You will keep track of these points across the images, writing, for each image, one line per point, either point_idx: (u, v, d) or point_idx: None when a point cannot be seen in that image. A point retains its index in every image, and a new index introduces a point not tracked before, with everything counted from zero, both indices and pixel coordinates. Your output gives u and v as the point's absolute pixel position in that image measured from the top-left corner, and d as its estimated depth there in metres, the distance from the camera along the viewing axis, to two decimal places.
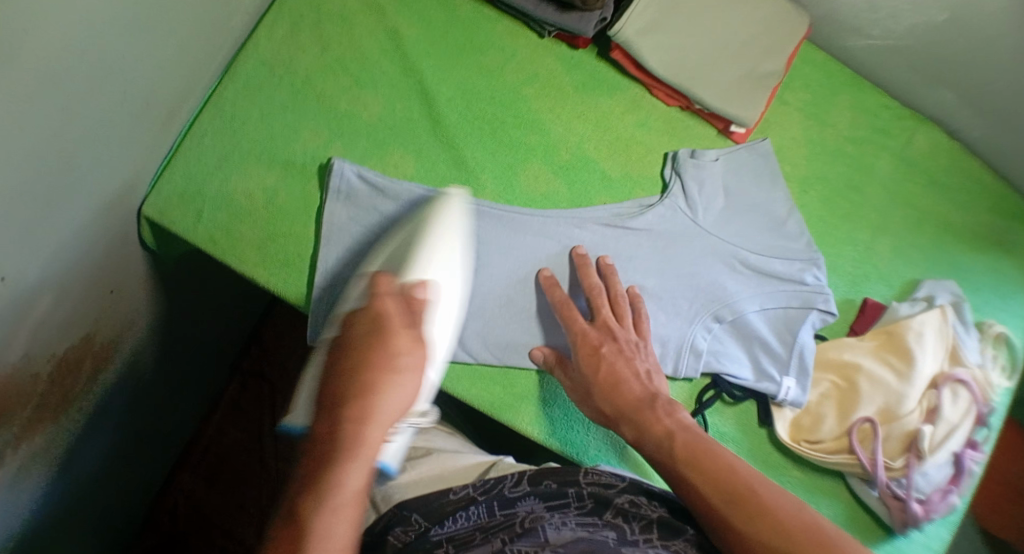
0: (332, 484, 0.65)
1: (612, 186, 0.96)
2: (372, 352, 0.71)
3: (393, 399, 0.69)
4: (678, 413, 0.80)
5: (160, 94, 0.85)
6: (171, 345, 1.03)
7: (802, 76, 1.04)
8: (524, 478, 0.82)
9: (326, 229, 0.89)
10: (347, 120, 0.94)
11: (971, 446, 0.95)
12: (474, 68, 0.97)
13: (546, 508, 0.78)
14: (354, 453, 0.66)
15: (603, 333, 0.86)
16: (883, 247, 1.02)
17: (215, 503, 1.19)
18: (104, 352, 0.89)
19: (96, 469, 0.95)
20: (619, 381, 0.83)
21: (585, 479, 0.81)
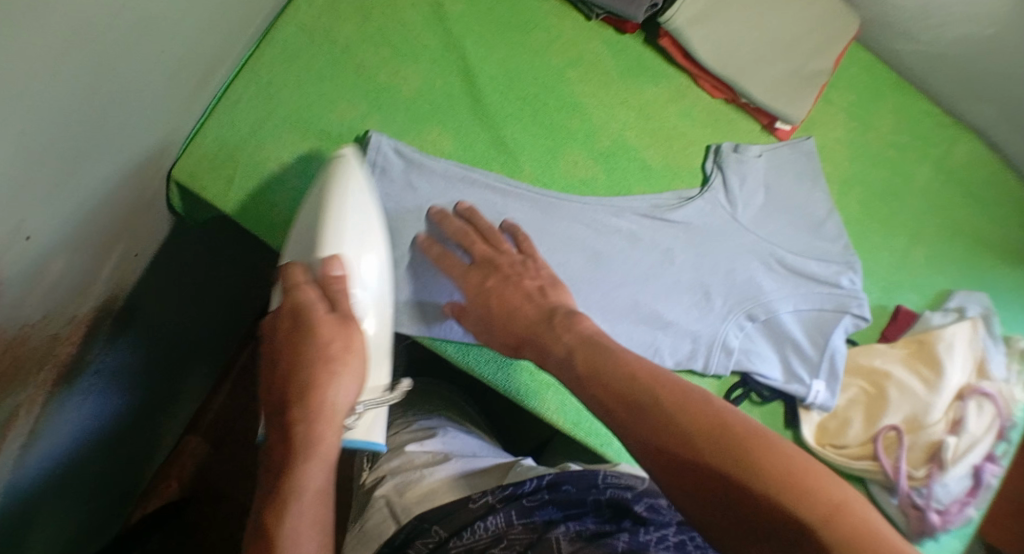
0: (293, 490, 0.68)
1: (651, 176, 0.94)
2: (303, 350, 0.70)
3: (337, 394, 0.70)
4: (578, 325, 0.77)
5: (199, 55, 0.84)
6: (189, 311, 1.03)
7: (849, 76, 1.02)
8: (544, 484, 0.82)
9: None
10: (385, 93, 0.93)
11: (991, 460, 0.95)
12: (517, 47, 0.95)
13: (564, 516, 0.79)
14: (309, 460, 0.68)
15: (490, 261, 0.84)
16: (918, 256, 1.01)
17: (226, 470, 1.20)
18: (124, 316, 0.88)
19: (108, 433, 0.94)
20: (507, 304, 0.81)
21: (605, 483, 0.83)
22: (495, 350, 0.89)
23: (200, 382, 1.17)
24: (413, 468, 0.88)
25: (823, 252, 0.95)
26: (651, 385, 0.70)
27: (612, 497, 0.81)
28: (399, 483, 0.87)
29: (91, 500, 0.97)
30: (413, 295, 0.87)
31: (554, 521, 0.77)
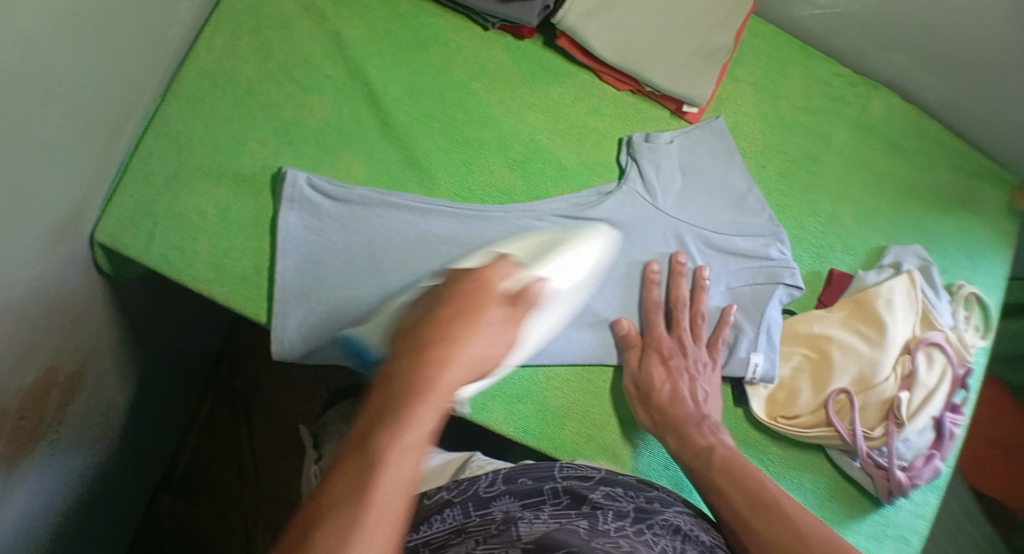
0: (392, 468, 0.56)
1: (567, 176, 0.95)
2: (472, 306, 0.66)
3: (484, 348, 0.64)
4: (722, 435, 0.86)
5: (101, 117, 0.84)
6: (140, 370, 1.03)
7: (753, 50, 1.03)
8: (499, 478, 0.84)
9: (280, 241, 0.89)
10: (293, 127, 0.93)
11: (952, 410, 0.95)
12: (420, 66, 0.96)
13: (521, 506, 0.78)
14: (407, 431, 0.58)
15: (658, 356, 0.90)
16: (847, 216, 1.01)
17: (201, 518, 1.19)
18: (70, 384, 0.88)
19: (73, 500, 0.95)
20: (666, 395, 0.88)
21: (561, 475, 0.82)
22: None
23: (164, 437, 1.17)
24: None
25: (749, 229, 0.95)
26: (759, 490, 0.79)
27: (569, 484, 0.81)
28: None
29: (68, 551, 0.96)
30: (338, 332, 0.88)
31: (511, 513, 0.77)
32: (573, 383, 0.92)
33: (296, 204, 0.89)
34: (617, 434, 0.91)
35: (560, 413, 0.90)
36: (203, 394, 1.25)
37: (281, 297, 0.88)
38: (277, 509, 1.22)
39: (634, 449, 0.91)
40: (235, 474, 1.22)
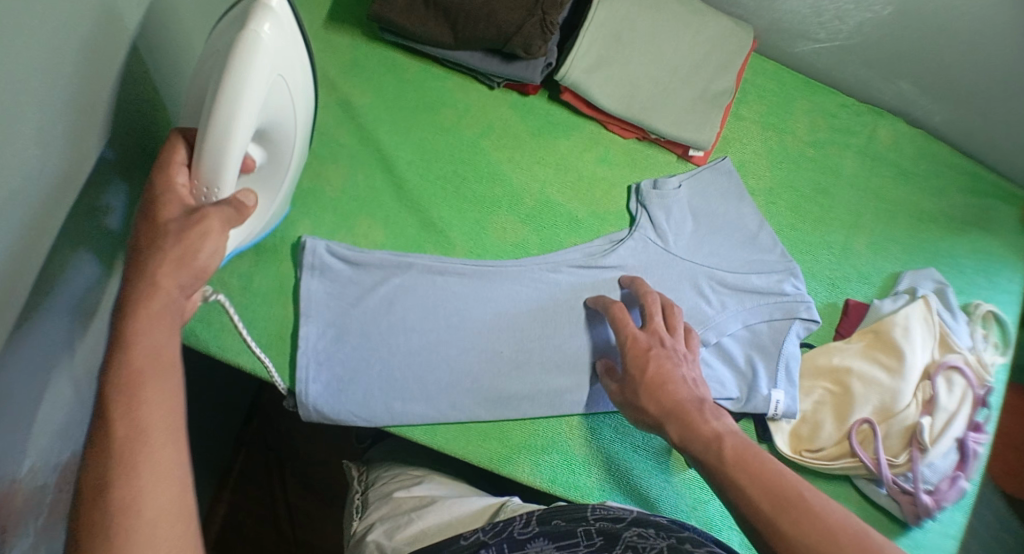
0: (135, 421, 0.60)
1: (580, 226, 0.97)
2: (161, 199, 0.69)
3: (206, 249, 0.67)
4: (725, 419, 0.78)
5: None
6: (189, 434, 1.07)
7: (756, 88, 1.04)
8: (533, 519, 0.85)
9: (303, 305, 0.91)
10: (311, 198, 0.95)
11: (975, 429, 0.95)
12: (429, 129, 0.98)
13: (555, 548, 0.80)
14: (151, 379, 0.62)
15: (640, 351, 0.83)
16: (860, 246, 1.02)
17: None
18: None
19: None
20: (655, 389, 0.81)
21: (594, 516, 0.82)
22: (460, 424, 0.92)
23: (198, 496, 1.19)
24: (401, 513, 0.93)
25: (763, 267, 0.96)
26: (769, 476, 0.71)
27: (602, 525, 0.81)
28: (389, 527, 0.92)
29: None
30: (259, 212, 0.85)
31: None
32: (597, 432, 0.94)
33: (319, 270, 0.92)
34: (642, 479, 0.93)
35: (586, 460, 0.93)
36: (235, 451, 1.28)
37: (304, 363, 0.90)
38: None
39: (660, 493, 0.93)
40: (274, 526, 1.29)
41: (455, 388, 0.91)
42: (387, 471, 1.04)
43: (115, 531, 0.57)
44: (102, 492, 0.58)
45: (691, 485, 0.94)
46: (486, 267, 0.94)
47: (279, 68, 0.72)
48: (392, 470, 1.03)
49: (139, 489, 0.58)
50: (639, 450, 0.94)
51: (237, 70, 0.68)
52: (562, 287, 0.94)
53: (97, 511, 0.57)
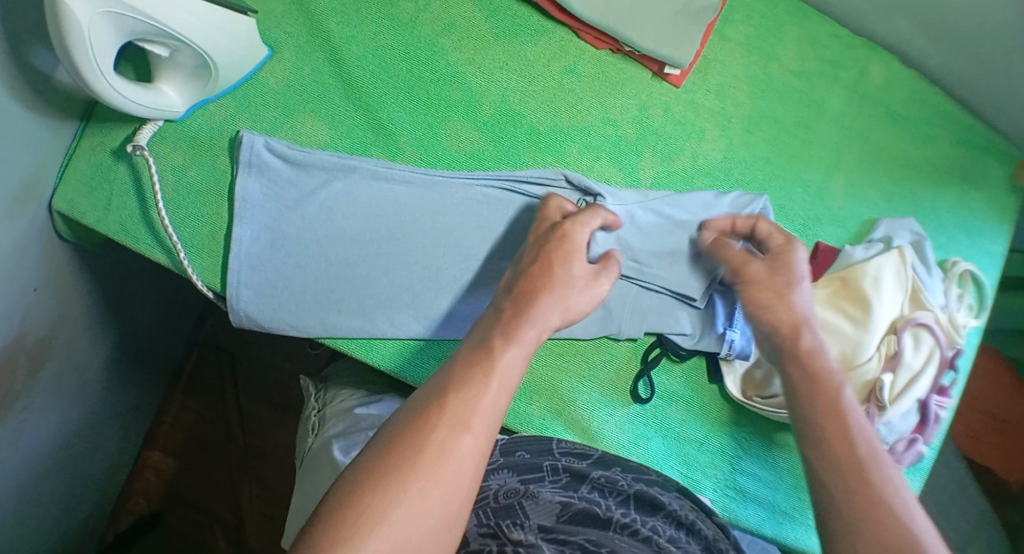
0: (477, 401, 0.66)
1: (541, 141, 0.91)
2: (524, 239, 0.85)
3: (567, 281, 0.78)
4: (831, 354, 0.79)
5: (53, 86, 0.83)
6: (122, 323, 1.07)
7: (744, 7, 0.97)
8: (496, 451, 0.83)
9: (238, 206, 0.86)
10: (252, 90, 0.89)
11: (938, 392, 0.90)
12: (385, 23, 0.91)
13: (520, 481, 0.78)
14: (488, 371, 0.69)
15: (789, 266, 0.83)
16: (838, 187, 0.96)
17: (192, 473, 1.23)
18: (39, 350, 0.91)
19: (47, 453, 0.98)
20: (776, 306, 0.81)
21: (558, 450, 0.82)
22: (398, 341, 0.87)
23: (145, 392, 1.19)
24: (358, 431, 0.88)
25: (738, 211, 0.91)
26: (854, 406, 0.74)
27: (568, 462, 0.80)
28: (344, 444, 0.86)
29: (55, 485, 1.02)
30: (184, 75, 0.84)
31: (505, 484, 0.78)
32: (544, 360, 0.89)
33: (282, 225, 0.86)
34: (586, 411, 0.89)
35: (530, 388, 0.89)
36: (187, 351, 1.27)
37: (236, 265, 0.85)
38: (268, 466, 1.26)
39: (602, 427, 0.89)
40: (224, 432, 1.26)
41: (395, 302, 0.86)
42: (343, 387, 0.98)
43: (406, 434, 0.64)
44: (425, 419, 0.65)
45: (634, 421, 0.89)
46: (434, 180, 0.88)
47: (102, 2, 0.71)
48: (349, 387, 0.98)
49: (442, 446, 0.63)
50: (585, 381, 0.89)
51: (57, 20, 0.70)
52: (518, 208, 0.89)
53: (430, 416, 0.65)
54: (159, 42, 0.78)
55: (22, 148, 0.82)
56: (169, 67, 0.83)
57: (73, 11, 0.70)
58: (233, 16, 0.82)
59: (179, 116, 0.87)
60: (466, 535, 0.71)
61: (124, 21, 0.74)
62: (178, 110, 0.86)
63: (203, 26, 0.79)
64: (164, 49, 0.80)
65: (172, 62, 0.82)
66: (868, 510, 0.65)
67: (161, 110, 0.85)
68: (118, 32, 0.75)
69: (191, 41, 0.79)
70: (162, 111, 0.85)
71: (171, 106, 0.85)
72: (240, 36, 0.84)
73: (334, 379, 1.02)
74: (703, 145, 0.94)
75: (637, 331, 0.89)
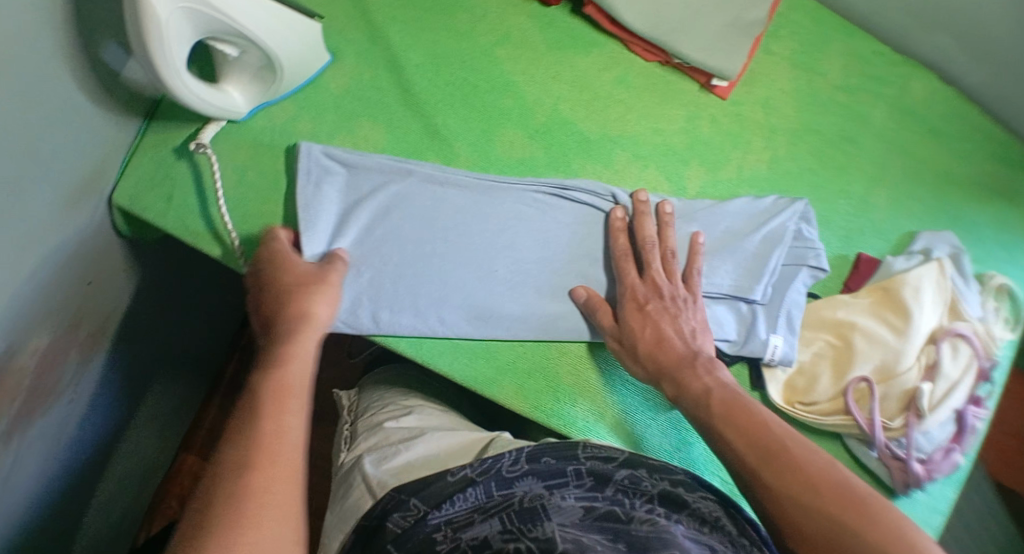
0: (272, 432, 0.71)
1: (591, 149, 0.93)
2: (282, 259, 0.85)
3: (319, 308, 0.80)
4: (717, 371, 0.82)
5: (120, 82, 0.86)
6: (166, 318, 1.08)
7: (789, 23, 1.00)
8: (522, 457, 0.82)
9: (304, 209, 0.85)
10: (313, 94, 0.92)
11: (974, 403, 0.91)
12: (444, 31, 0.94)
13: (544, 486, 0.78)
14: (284, 400, 0.74)
15: (648, 321, 0.85)
16: (879, 199, 0.98)
17: None
18: (89, 342, 0.93)
19: (90, 443, 1.00)
20: (663, 345, 0.84)
21: (585, 455, 0.81)
22: (446, 339, 0.88)
23: (189, 392, 1.22)
24: (388, 444, 0.89)
25: (773, 215, 0.92)
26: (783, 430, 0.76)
27: (592, 465, 0.80)
28: (374, 459, 0.87)
29: (95, 480, 1.03)
30: (250, 75, 0.87)
31: (529, 490, 0.78)
32: (589, 362, 0.91)
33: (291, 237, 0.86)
34: (627, 417, 0.90)
35: (575, 390, 0.90)
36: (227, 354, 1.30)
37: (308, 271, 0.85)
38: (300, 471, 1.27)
39: (645, 431, 0.90)
40: None
41: (446, 301, 0.88)
42: (380, 399, 0.99)
43: (236, 485, 0.67)
44: (230, 468, 0.68)
45: (676, 427, 0.91)
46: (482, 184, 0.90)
47: None
48: (384, 398, 0.98)
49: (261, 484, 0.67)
50: (628, 385, 0.91)
51: (137, 13, 0.73)
52: (566, 214, 0.91)
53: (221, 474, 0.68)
54: (229, 41, 0.81)
55: (89, 141, 0.85)
56: (235, 67, 0.86)
57: (153, 5, 0.73)
58: (301, 19, 0.84)
59: (242, 116, 0.89)
60: (488, 539, 0.71)
61: (199, 17, 0.77)
62: (241, 110, 0.88)
63: (272, 25, 0.81)
64: (233, 48, 0.82)
65: (238, 62, 0.85)
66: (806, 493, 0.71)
67: (225, 110, 0.87)
68: (192, 27, 0.77)
69: (260, 40, 0.81)
70: (226, 110, 0.87)
71: (234, 105, 0.88)
72: (305, 39, 0.86)
73: (372, 389, 1.03)
74: (749, 156, 0.96)
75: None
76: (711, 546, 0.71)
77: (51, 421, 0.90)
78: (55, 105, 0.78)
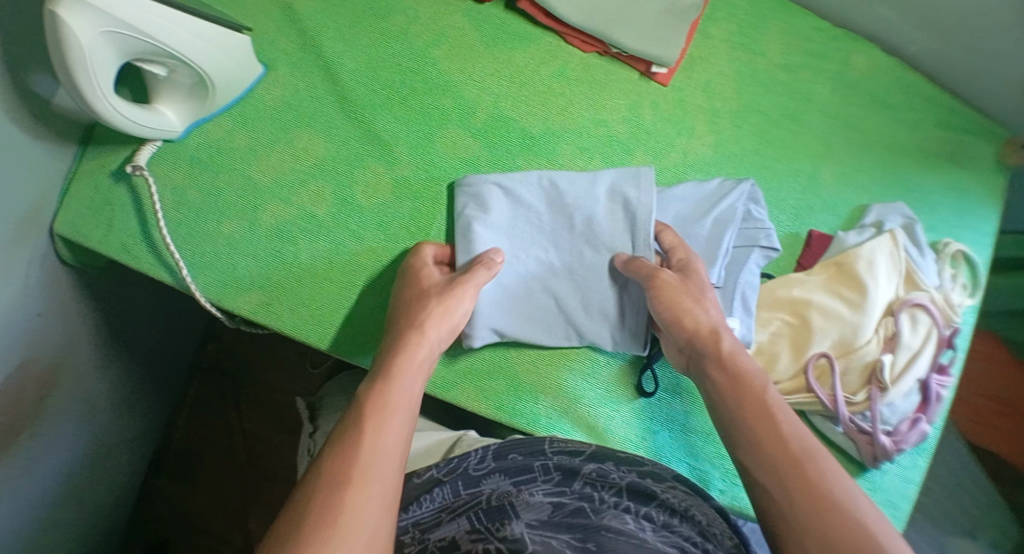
0: (361, 476, 0.69)
1: (535, 145, 0.93)
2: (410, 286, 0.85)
3: (448, 316, 0.83)
4: (738, 356, 0.80)
5: (52, 110, 0.85)
6: (123, 342, 1.06)
7: (725, 4, 0.99)
8: (489, 455, 0.81)
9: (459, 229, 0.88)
10: (249, 107, 0.91)
11: (938, 371, 0.91)
12: (376, 35, 0.93)
13: (511, 483, 0.78)
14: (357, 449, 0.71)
15: (667, 302, 0.83)
16: (827, 175, 0.98)
17: (198, 499, 1.23)
18: (47, 376, 0.91)
19: (60, 477, 0.99)
20: (685, 315, 0.82)
21: (551, 450, 0.81)
22: None
23: (152, 415, 1.20)
24: None
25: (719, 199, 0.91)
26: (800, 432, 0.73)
27: (559, 460, 0.79)
28: None
29: (69, 512, 1.03)
30: (182, 96, 0.86)
31: (496, 488, 0.77)
32: (546, 359, 0.90)
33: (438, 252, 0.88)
34: (591, 409, 0.89)
35: (534, 387, 0.89)
36: (190, 375, 1.28)
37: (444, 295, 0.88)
38: (273, 485, 1.25)
39: (609, 422, 0.89)
40: (231, 455, 1.25)
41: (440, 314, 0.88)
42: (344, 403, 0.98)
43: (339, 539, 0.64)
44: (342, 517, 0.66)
45: (640, 416, 0.90)
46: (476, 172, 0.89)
47: (102, 21, 0.73)
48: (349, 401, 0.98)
49: (345, 508, 0.66)
50: (588, 379, 0.90)
51: (58, 40, 0.72)
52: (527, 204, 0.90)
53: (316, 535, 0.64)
54: (158, 61, 0.80)
55: (25, 174, 0.84)
56: (166, 87, 0.84)
57: (74, 32, 0.71)
58: (229, 35, 0.83)
59: (177, 135, 0.88)
60: (456, 540, 0.71)
61: (123, 39, 0.75)
62: (176, 129, 0.87)
63: (199, 42, 0.80)
64: (162, 67, 0.81)
65: (169, 82, 0.84)
66: (815, 499, 0.68)
67: (159, 132, 0.86)
68: (117, 51, 0.76)
69: (187, 58, 0.80)
70: (161, 131, 0.86)
71: (168, 125, 0.87)
72: (235, 54, 0.85)
73: (335, 394, 1.02)
74: (694, 141, 0.96)
75: (607, 317, 0.89)
76: (679, 537, 0.72)
77: (13, 463, 0.89)
78: None
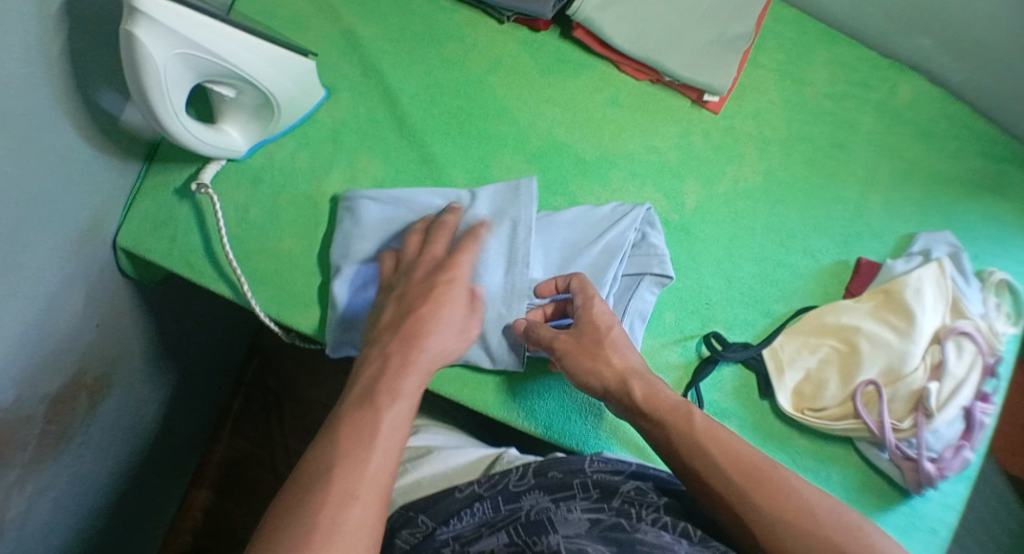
0: (354, 464, 0.69)
1: (588, 169, 0.95)
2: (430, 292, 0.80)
3: (437, 339, 0.79)
4: (659, 390, 0.80)
5: (120, 128, 0.87)
6: (171, 352, 1.07)
7: (774, 35, 1.02)
8: (529, 471, 0.82)
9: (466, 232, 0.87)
10: (310, 130, 0.93)
11: (982, 399, 0.92)
12: (434, 61, 0.96)
13: (551, 500, 0.79)
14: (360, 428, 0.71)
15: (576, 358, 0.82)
16: (873, 203, 0.99)
17: (235, 513, 1.24)
18: (97, 385, 0.93)
19: (104, 482, 1.00)
20: (596, 371, 0.82)
21: (591, 468, 0.81)
22: (458, 371, 0.90)
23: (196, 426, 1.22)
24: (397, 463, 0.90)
25: None
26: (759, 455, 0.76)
27: (598, 477, 0.80)
28: None
29: (119, 510, 1.06)
30: (247, 116, 0.88)
31: (537, 505, 0.78)
32: None
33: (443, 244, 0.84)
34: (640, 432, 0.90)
35: (583, 408, 0.90)
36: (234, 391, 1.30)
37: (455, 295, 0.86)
38: None
39: None
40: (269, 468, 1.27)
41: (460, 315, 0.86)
42: None
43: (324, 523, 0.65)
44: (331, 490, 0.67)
45: None
46: (516, 180, 0.90)
47: (177, 44, 0.75)
48: None
49: (328, 504, 0.67)
50: None
51: (135, 61, 0.74)
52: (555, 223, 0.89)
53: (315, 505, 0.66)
54: (227, 83, 0.82)
55: (92, 189, 0.86)
56: (233, 109, 0.87)
57: (151, 54, 0.74)
58: (295, 59, 0.85)
59: (241, 155, 0.91)
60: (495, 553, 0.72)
61: (195, 61, 0.78)
62: (240, 149, 0.90)
63: (266, 66, 0.82)
64: (229, 88, 0.83)
65: (235, 103, 0.86)
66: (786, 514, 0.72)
67: (225, 151, 0.88)
68: (189, 72, 0.78)
69: (254, 80, 0.82)
70: (226, 150, 0.88)
71: (233, 145, 0.89)
72: (300, 78, 0.87)
73: None
74: (743, 168, 0.98)
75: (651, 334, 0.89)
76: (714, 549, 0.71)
77: (62, 468, 0.90)
78: (59, 155, 0.79)
